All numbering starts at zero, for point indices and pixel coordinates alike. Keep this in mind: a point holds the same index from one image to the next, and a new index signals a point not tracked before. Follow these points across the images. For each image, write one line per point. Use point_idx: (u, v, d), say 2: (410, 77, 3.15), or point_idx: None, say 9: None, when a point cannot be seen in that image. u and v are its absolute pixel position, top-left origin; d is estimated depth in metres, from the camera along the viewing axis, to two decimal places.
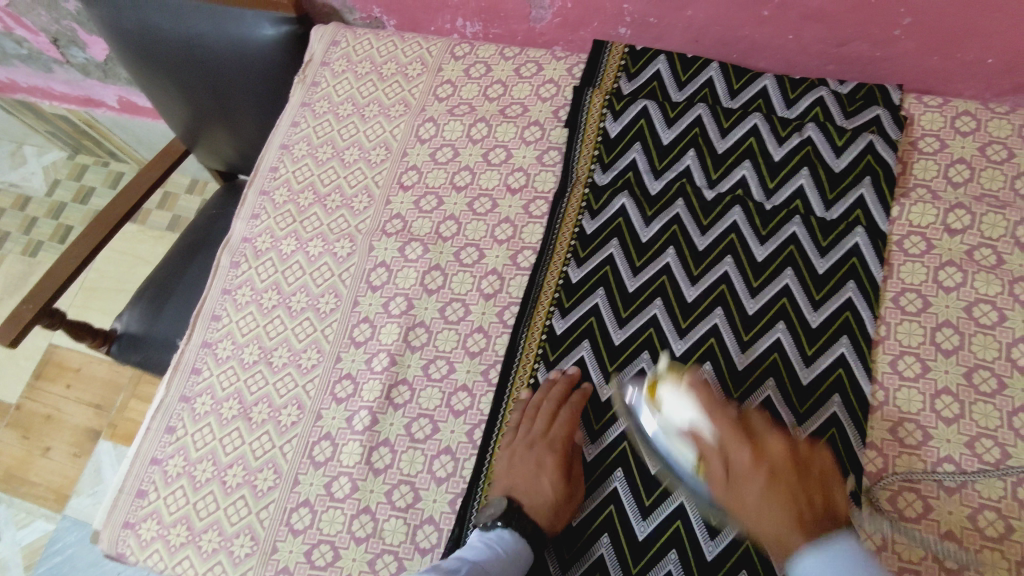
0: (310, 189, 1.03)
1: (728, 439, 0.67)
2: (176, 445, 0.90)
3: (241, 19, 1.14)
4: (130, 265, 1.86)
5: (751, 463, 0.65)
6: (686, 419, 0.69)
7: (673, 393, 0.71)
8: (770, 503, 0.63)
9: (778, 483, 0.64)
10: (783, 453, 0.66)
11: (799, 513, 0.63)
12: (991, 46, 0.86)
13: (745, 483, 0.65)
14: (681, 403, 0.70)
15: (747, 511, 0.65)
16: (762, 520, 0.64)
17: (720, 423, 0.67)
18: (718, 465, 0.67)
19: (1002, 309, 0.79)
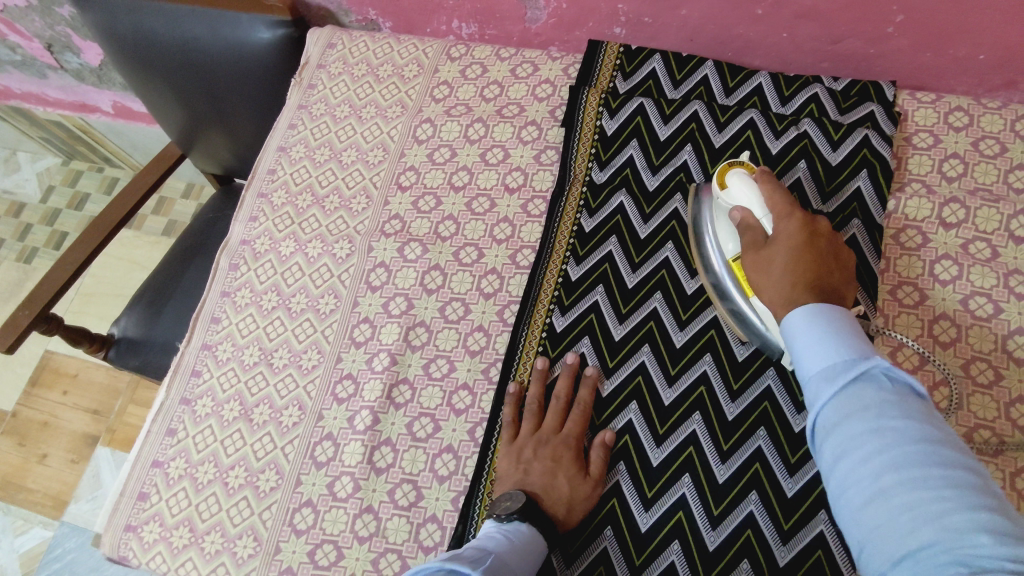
0: (308, 191, 1.03)
1: (779, 209, 0.71)
2: (177, 447, 0.90)
3: (236, 23, 1.14)
4: (126, 271, 1.85)
5: (793, 229, 0.69)
6: (743, 196, 0.75)
7: (739, 172, 0.76)
8: (786, 260, 0.67)
9: (806, 247, 0.68)
10: (824, 237, 0.69)
11: (813, 273, 0.66)
12: (982, 42, 0.87)
13: (776, 244, 0.69)
14: (741, 184, 0.75)
15: (767, 263, 0.69)
16: (776, 268, 0.67)
17: (776, 196, 0.72)
18: (758, 237, 0.72)
19: (997, 301, 0.79)
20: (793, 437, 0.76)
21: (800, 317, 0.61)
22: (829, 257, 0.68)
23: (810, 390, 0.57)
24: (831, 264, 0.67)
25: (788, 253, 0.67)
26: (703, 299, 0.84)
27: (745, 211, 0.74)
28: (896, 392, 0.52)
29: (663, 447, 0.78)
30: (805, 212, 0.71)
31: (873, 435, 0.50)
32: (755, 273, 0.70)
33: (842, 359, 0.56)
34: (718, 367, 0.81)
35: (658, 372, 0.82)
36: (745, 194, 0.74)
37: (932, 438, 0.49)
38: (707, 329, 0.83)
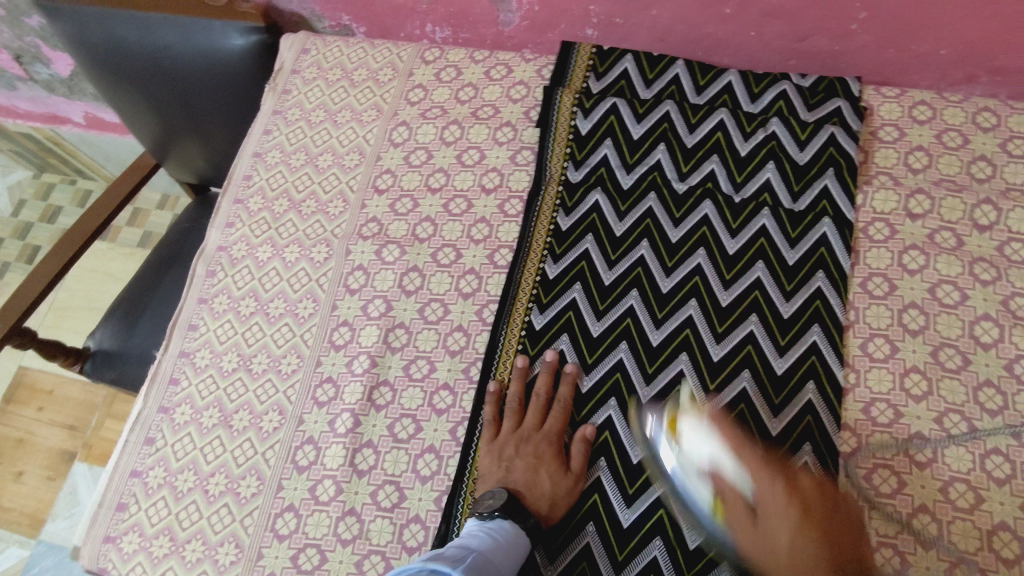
0: (284, 196, 1.03)
1: (757, 471, 0.67)
2: (155, 456, 0.89)
3: (209, 30, 1.13)
4: (101, 283, 1.83)
5: (778, 493, 0.65)
6: (710, 448, 0.70)
7: (693, 420, 0.73)
8: (790, 532, 0.63)
9: (800, 509, 0.64)
10: (812, 490, 0.66)
11: (825, 536, 0.62)
12: (942, 37, 0.89)
13: (768, 515, 0.65)
14: (703, 436, 0.71)
15: (767, 543, 0.63)
16: (783, 557, 0.62)
17: (746, 452, 0.68)
18: (741, 500, 0.67)
19: (963, 289, 0.81)
20: (770, 440, 0.77)
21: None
22: (829, 516, 0.64)
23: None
24: (830, 513, 0.64)
25: (790, 528, 0.63)
26: (679, 297, 0.85)
27: (720, 469, 0.69)
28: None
29: (642, 445, 0.79)
30: (780, 468, 0.68)
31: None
32: (754, 545, 0.64)
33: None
34: (695, 365, 0.82)
35: (636, 370, 0.82)
36: (711, 446, 0.70)
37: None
38: (683, 328, 0.84)
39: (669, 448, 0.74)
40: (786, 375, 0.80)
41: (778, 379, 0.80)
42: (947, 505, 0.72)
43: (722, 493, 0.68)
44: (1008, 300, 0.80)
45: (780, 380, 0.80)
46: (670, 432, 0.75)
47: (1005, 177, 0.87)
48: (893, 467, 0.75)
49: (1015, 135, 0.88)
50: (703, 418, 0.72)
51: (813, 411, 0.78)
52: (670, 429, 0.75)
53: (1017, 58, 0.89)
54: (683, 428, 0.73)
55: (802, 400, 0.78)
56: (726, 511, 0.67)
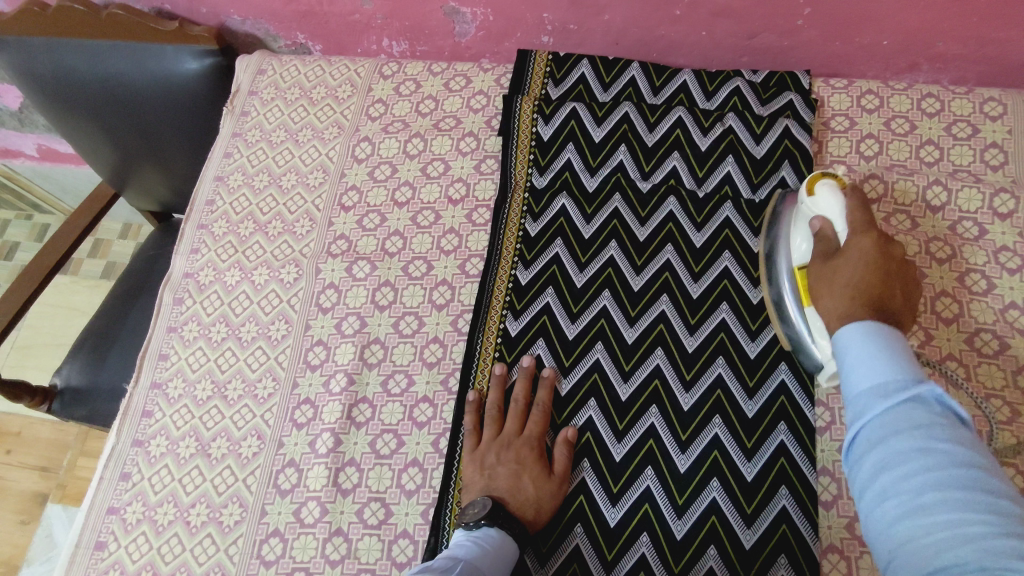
0: (249, 218, 1.02)
1: (855, 226, 0.71)
2: (133, 491, 0.87)
3: (162, 55, 1.13)
4: (66, 318, 1.79)
5: (862, 248, 0.69)
6: (825, 208, 0.76)
7: (828, 186, 0.76)
8: (852, 275, 0.67)
9: (874, 263, 0.67)
10: (895, 256, 0.69)
11: (870, 291, 0.65)
12: (884, 28, 0.92)
13: (839, 260, 0.70)
14: (829, 197, 0.75)
15: (830, 279, 0.70)
16: (835, 285, 0.68)
17: (855, 211, 0.73)
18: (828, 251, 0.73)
19: (921, 268, 0.84)
20: (747, 423, 0.79)
21: (851, 330, 0.60)
22: (895, 280, 0.67)
23: (857, 405, 0.56)
24: (893, 284, 0.67)
25: (852, 272, 0.68)
26: (650, 293, 0.87)
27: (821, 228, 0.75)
28: (944, 416, 0.52)
29: (624, 443, 0.80)
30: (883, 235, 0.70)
31: (919, 453, 0.49)
32: (821, 285, 0.71)
33: (896, 375, 0.55)
34: (671, 360, 0.83)
35: (613, 369, 0.84)
36: (829, 208, 0.75)
37: (973, 451, 0.49)
38: (656, 323, 0.85)
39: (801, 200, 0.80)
40: (759, 358, 0.82)
41: (751, 362, 0.82)
42: None
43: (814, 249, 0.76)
44: (963, 277, 0.83)
45: (753, 363, 0.82)
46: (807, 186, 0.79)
47: (952, 160, 0.90)
48: None
49: (958, 119, 0.92)
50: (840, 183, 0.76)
51: (786, 391, 0.80)
52: (808, 184, 0.79)
53: (955, 44, 0.92)
54: (817, 188, 0.77)
55: (775, 380, 0.81)
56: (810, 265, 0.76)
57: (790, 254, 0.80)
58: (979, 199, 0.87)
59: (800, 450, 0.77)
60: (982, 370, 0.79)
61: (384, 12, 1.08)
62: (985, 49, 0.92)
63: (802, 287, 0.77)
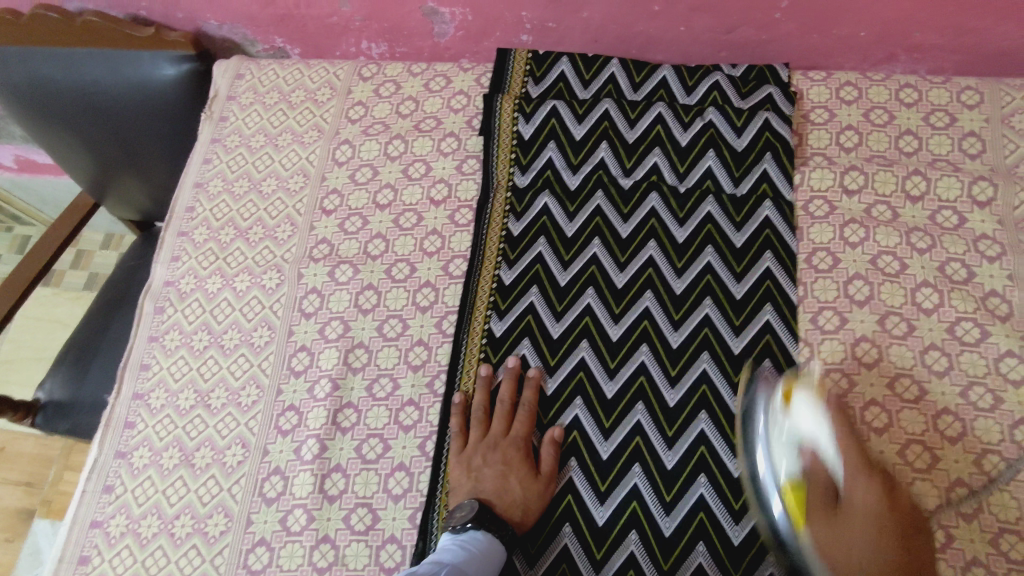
0: (230, 225, 1.01)
1: (855, 468, 0.65)
2: (116, 503, 0.86)
3: (138, 61, 1.12)
4: (49, 331, 1.76)
5: (870, 503, 0.63)
6: (816, 432, 0.68)
7: (810, 401, 0.70)
8: (876, 558, 0.61)
9: (892, 526, 0.62)
10: (901, 500, 0.64)
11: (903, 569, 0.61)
12: (861, 20, 0.93)
13: (852, 516, 0.63)
14: (815, 417, 0.69)
15: (847, 543, 0.62)
16: (860, 556, 0.61)
17: (848, 451, 0.66)
18: (828, 491, 0.66)
19: (902, 258, 0.84)
20: (733, 418, 0.79)
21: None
22: (910, 537, 0.62)
23: None
24: (913, 543, 0.62)
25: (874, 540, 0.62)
26: (634, 290, 0.87)
27: (814, 453, 0.68)
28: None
29: (611, 441, 0.80)
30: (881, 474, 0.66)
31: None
32: (835, 542, 0.63)
33: None
34: (656, 356, 0.83)
35: (598, 367, 0.83)
36: (820, 433, 0.68)
37: None
38: (641, 320, 0.85)
39: (777, 412, 0.72)
40: (743, 354, 0.82)
41: (736, 357, 0.82)
42: (906, 468, 0.75)
43: (807, 478, 0.67)
44: (944, 266, 0.84)
45: (738, 359, 0.82)
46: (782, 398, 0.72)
47: (931, 149, 0.91)
48: None
49: (936, 109, 0.92)
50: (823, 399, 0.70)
51: None
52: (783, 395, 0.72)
53: (932, 34, 0.93)
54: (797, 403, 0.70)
55: None
56: (805, 492, 0.66)
57: (772, 474, 0.70)
58: (958, 188, 0.87)
59: None
60: (966, 359, 0.79)
61: (362, 14, 1.08)
62: (961, 39, 0.93)
63: (794, 512, 0.66)
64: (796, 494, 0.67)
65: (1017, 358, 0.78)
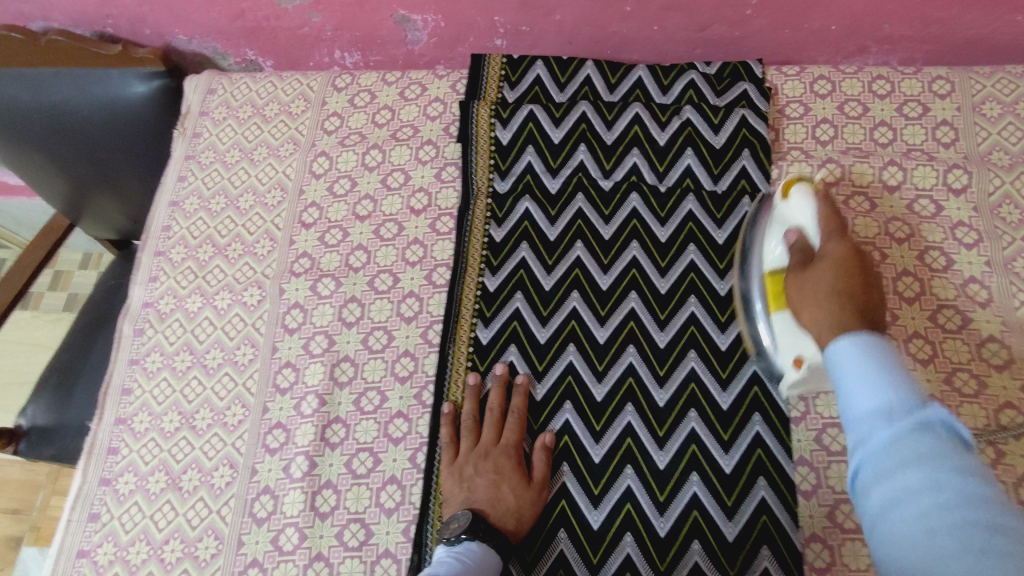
0: (208, 242, 1.00)
1: (831, 233, 0.69)
2: (102, 532, 0.84)
3: (108, 79, 1.10)
4: (30, 355, 1.73)
5: (836, 257, 0.66)
6: (803, 217, 0.73)
7: (805, 192, 0.74)
8: (835, 286, 0.64)
9: (854, 269, 0.65)
10: (867, 268, 0.67)
11: (852, 298, 0.63)
12: (831, 14, 0.93)
13: (814, 269, 0.67)
14: (806, 204, 0.73)
15: (809, 283, 0.66)
16: (820, 286, 0.65)
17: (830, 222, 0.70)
18: (804, 259, 0.70)
19: (883, 249, 0.85)
20: (722, 415, 0.79)
21: (845, 350, 0.55)
22: (870, 296, 0.64)
23: (859, 431, 0.52)
24: (871, 299, 0.63)
25: (831, 281, 0.64)
26: (618, 292, 0.87)
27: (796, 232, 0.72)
28: (953, 441, 0.48)
29: (602, 443, 0.80)
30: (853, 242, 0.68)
31: (927, 486, 0.46)
32: (799, 288, 0.67)
33: (899, 400, 0.50)
34: (643, 356, 0.83)
35: (587, 370, 0.83)
36: (806, 217, 0.72)
37: (986, 483, 0.46)
38: (627, 321, 0.85)
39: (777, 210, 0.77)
40: (730, 350, 0.82)
41: (722, 354, 0.82)
42: None
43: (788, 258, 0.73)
44: (923, 255, 0.84)
45: (724, 356, 0.82)
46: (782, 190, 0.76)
47: (906, 140, 0.92)
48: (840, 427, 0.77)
49: (909, 99, 0.93)
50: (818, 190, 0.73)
51: (759, 382, 0.80)
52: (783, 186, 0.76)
53: (901, 26, 0.94)
54: (793, 192, 0.74)
55: (746, 373, 0.81)
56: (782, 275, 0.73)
57: (762, 264, 0.76)
58: (934, 177, 0.88)
59: (775, 440, 0.77)
60: (949, 346, 0.80)
61: (333, 24, 1.07)
62: (930, 29, 0.94)
63: (773, 292, 0.74)
64: (777, 276, 0.74)
65: (999, 343, 0.79)
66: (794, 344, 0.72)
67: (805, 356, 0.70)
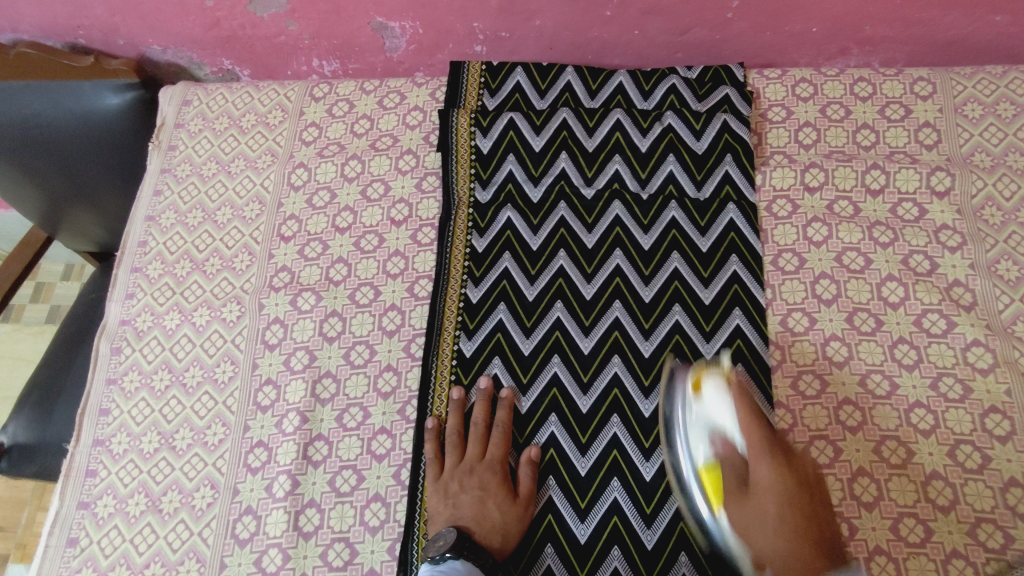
0: (186, 257, 0.98)
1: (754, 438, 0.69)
2: (81, 556, 0.82)
3: (80, 93, 1.08)
4: (11, 368, 1.70)
5: (773, 481, 0.68)
6: (722, 413, 0.72)
7: (717, 386, 0.73)
8: (778, 510, 0.67)
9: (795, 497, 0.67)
10: (799, 468, 0.69)
11: (807, 527, 0.66)
12: (812, 16, 0.93)
13: (756, 493, 0.69)
14: (723, 401, 0.72)
15: (756, 519, 0.67)
16: (769, 526, 0.67)
17: (751, 424, 0.70)
18: (739, 472, 0.70)
19: (867, 254, 0.85)
20: None
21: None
22: (810, 496, 0.68)
23: None
24: (815, 509, 0.67)
25: (777, 502, 0.67)
26: (602, 301, 0.86)
27: (721, 436, 0.72)
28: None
29: (588, 456, 0.79)
30: (778, 441, 0.70)
31: None
32: (748, 523, 0.68)
33: None
34: (628, 366, 0.82)
35: (571, 382, 0.82)
36: (726, 415, 0.72)
37: None
38: (611, 331, 0.84)
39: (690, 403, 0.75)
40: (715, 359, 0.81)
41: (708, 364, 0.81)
42: (881, 463, 0.75)
43: (719, 455, 0.71)
44: (907, 259, 0.84)
45: None
46: (692, 383, 0.75)
47: (888, 142, 0.91)
48: (827, 437, 0.77)
49: (890, 101, 0.93)
50: (727, 379, 0.73)
51: None
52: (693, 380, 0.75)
53: (882, 27, 0.93)
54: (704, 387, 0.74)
55: None
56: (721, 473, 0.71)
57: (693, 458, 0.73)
58: (917, 179, 0.88)
59: None
60: (934, 351, 0.79)
61: (310, 32, 1.05)
62: (911, 30, 0.93)
63: (712, 489, 0.70)
64: (712, 473, 0.71)
65: (984, 347, 0.78)
66: (748, 554, 0.67)
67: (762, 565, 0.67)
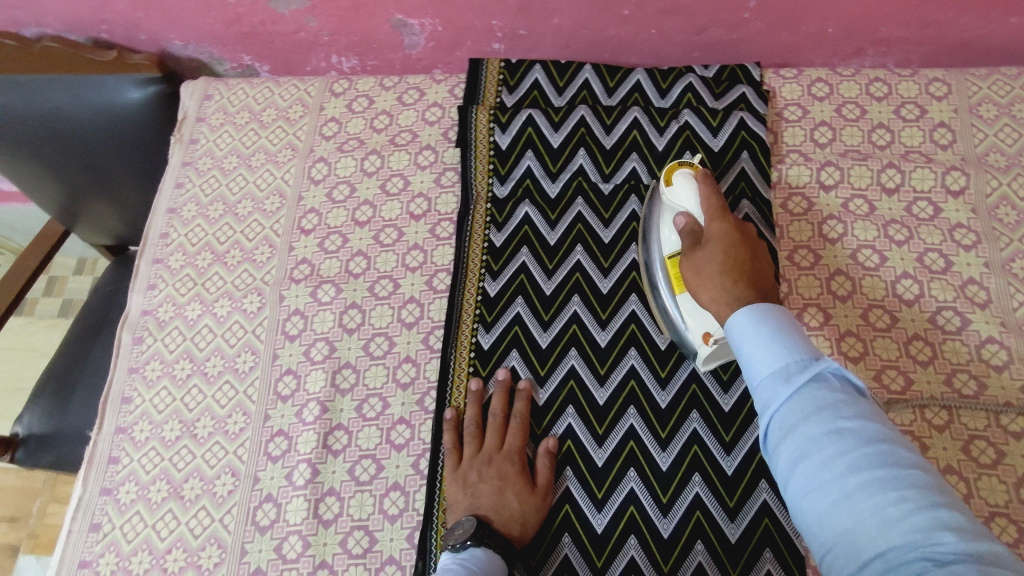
0: (207, 249, 0.99)
1: (711, 210, 0.73)
2: (104, 542, 0.84)
3: (101, 86, 1.09)
4: (25, 361, 1.72)
5: (723, 233, 0.72)
6: (683, 195, 0.77)
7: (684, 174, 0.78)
8: (722, 262, 0.69)
9: (737, 247, 0.70)
10: (750, 238, 0.73)
11: (743, 276, 0.68)
12: (828, 17, 0.94)
13: (705, 245, 0.72)
14: (687, 186, 0.77)
15: (700, 264, 0.71)
16: (708, 269, 0.70)
17: (710, 199, 0.74)
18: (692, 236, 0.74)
19: (882, 252, 0.86)
20: (724, 417, 0.79)
21: (744, 317, 0.62)
22: (756, 261, 0.71)
23: (763, 393, 0.58)
24: (757, 268, 0.70)
25: (722, 254, 0.70)
26: (619, 295, 0.87)
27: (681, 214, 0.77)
28: (843, 390, 0.55)
29: (605, 447, 0.80)
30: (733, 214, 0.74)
31: (828, 434, 0.52)
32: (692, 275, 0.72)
33: (794, 359, 0.57)
34: (645, 359, 0.83)
35: (589, 374, 0.83)
36: (688, 197, 0.76)
37: (878, 424, 0.52)
38: (628, 325, 0.85)
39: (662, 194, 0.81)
40: None
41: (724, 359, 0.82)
42: None
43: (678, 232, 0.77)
44: (922, 257, 0.85)
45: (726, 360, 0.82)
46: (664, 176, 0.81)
47: (903, 142, 0.92)
48: None
49: (906, 101, 0.94)
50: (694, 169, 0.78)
51: None
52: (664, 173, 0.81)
53: (898, 28, 0.94)
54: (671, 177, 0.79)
55: None
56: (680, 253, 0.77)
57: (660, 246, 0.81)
58: (932, 179, 0.89)
59: None
60: (948, 347, 0.80)
61: (330, 29, 1.06)
62: (927, 31, 0.94)
63: (673, 275, 0.78)
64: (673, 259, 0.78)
65: (998, 344, 0.79)
66: (702, 319, 0.74)
67: (711, 329, 0.73)
